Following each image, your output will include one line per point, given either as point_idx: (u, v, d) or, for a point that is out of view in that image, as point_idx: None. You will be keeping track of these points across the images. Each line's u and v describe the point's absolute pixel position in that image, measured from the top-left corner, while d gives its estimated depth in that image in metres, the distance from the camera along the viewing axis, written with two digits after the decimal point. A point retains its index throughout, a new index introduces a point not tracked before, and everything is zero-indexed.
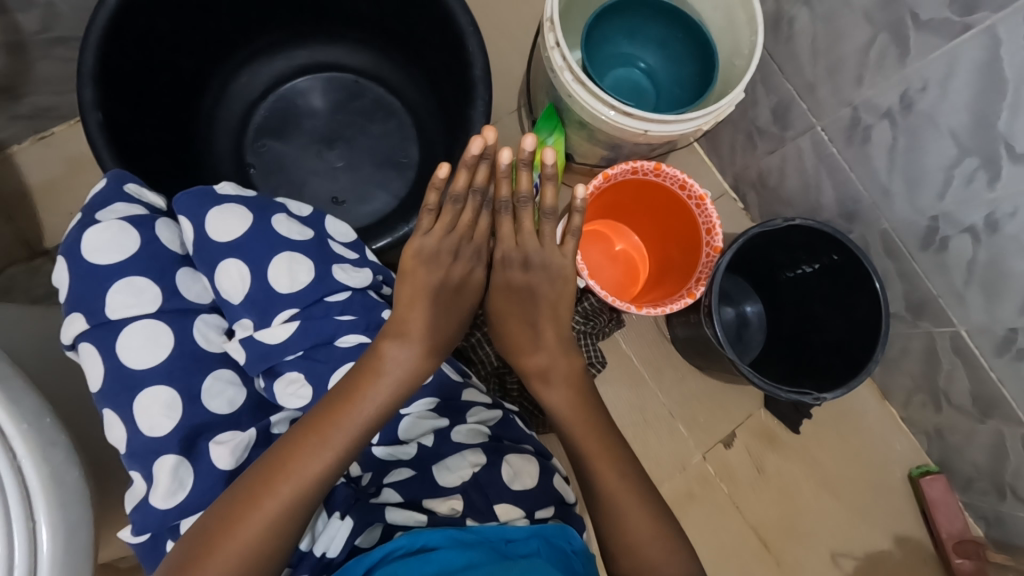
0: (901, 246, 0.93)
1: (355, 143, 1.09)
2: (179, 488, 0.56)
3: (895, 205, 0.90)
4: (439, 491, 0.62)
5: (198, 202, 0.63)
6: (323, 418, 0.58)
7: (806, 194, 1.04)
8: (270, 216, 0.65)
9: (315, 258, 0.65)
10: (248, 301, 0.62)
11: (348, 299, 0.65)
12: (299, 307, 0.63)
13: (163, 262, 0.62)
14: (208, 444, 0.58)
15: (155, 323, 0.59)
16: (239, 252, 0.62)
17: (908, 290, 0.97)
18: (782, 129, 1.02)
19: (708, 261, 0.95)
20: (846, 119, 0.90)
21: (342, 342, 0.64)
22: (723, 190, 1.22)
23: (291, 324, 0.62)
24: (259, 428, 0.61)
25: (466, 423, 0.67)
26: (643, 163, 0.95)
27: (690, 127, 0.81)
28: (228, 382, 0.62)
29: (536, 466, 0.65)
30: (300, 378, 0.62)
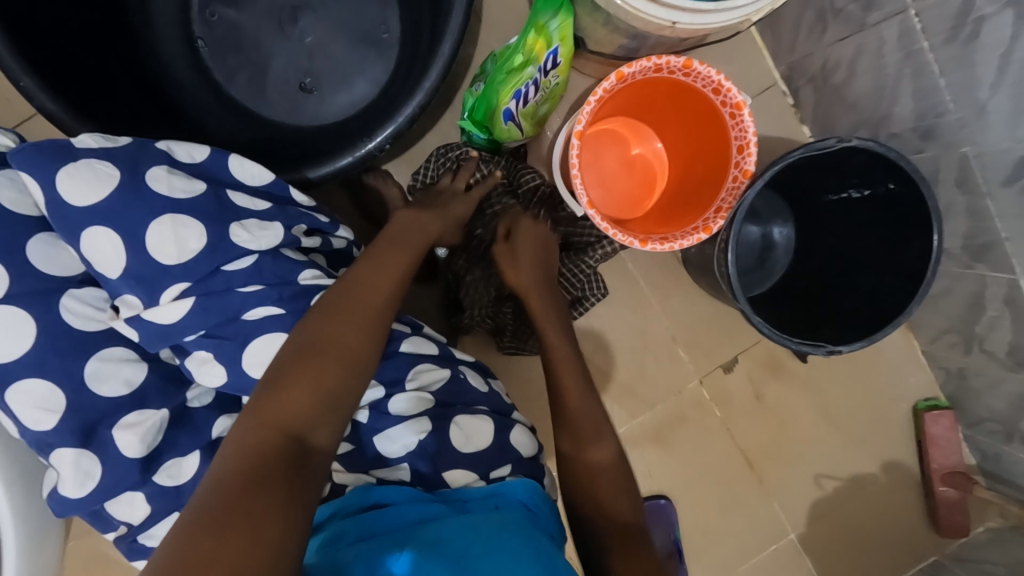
0: (979, 178, 0.76)
1: (322, 12, 0.89)
2: (88, 479, 0.48)
3: (988, 128, 0.71)
4: (386, 461, 0.56)
5: (43, 157, 0.47)
6: (334, 306, 0.52)
7: (876, 99, 0.83)
8: (143, 170, 0.49)
9: (207, 218, 0.50)
10: (129, 276, 0.48)
11: (254, 266, 0.51)
12: (192, 280, 0.49)
13: (9, 231, 0.49)
14: (113, 431, 0.49)
15: (9, 308, 0.47)
16: (107, 217, 0.47)
17: (973, 228, 0.82)
18: (864, 10, 0.78)
19: (733, 188, 0.79)
20: (956, 4, 0.67)
21: (252, 317, 0.51)
22: (773, 82, 0.99)
23: (184, 301, 0.49)
24: (173, 403, 0.52)
25: (405, 391, 0.59)
26: (670, 57, 0.76)
27: (737, 19, 0.62)
28: (122, 360, 0.51)
29: (490, 426, 0.59)
30: (211, 358, 0.51)
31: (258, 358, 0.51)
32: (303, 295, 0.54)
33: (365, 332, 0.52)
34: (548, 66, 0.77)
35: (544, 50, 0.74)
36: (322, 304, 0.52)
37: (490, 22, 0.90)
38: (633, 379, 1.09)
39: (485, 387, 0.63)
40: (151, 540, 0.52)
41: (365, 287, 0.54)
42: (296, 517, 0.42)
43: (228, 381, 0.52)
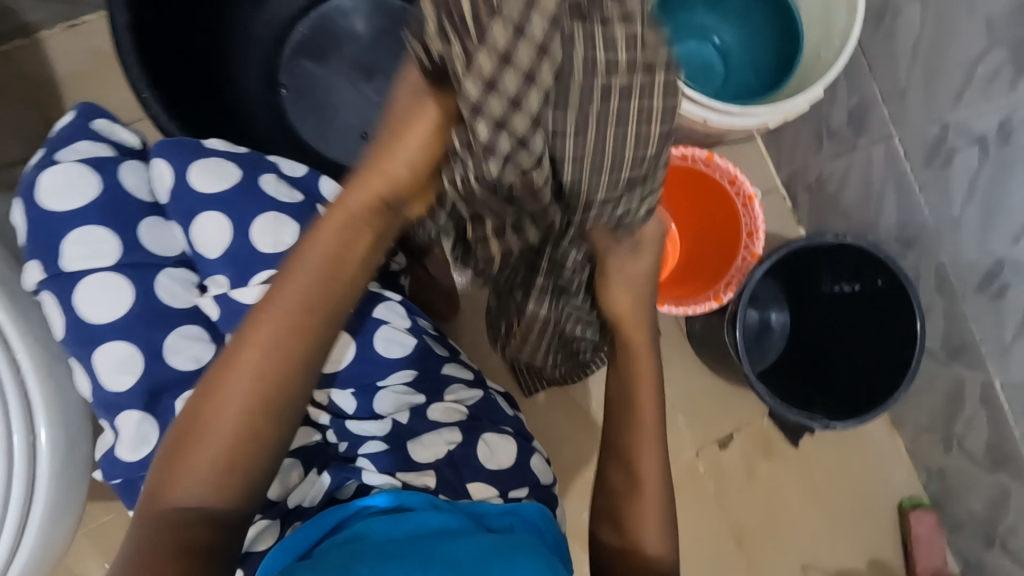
0: (955, 283, 0.87)
1: (394, 77, 1.02)
2: (143, 443, 0.54)
3: (962, 241, 0.83)
4: (412, 466, 0.56)
5: (175, 153, 0.56)
6: (223, 372, 0.48)
7: (864, 209, 0.96)
8: (258, 174, 0.57)
9: (303, 220, 0.57)
10: (227, 257, 0.54)
11: None
12: (279, 268, 0.55)
13: (126, 211, 0.57)
14: (175, 402, 0.55)
15: (114, 276, 0.55)
16: (221, 205, 0.55)
17: (950, 330, 0.91)
18: (855, 134, 0.92)
19: (743, 266, 0.89)
20: (931, 137, 0.81)
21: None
22: (773, 186, 1.13)
23: (269, 286, 0.55)
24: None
25: (443, 402, 0.61)
26: (695, 149, 0.89)
27: (755, 122, 0.74)
28: (195, 338, 0.57)
29: (514, 447, 0.60)
30: None
31: None
32: (369, 300, 0.62)
33: (262, 396, 0.48)
34: None
35: None
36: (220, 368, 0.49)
37: None
38: None
39: (512, 413, 0.65)
40: None
41: (260, 338, 0.48)
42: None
43: None
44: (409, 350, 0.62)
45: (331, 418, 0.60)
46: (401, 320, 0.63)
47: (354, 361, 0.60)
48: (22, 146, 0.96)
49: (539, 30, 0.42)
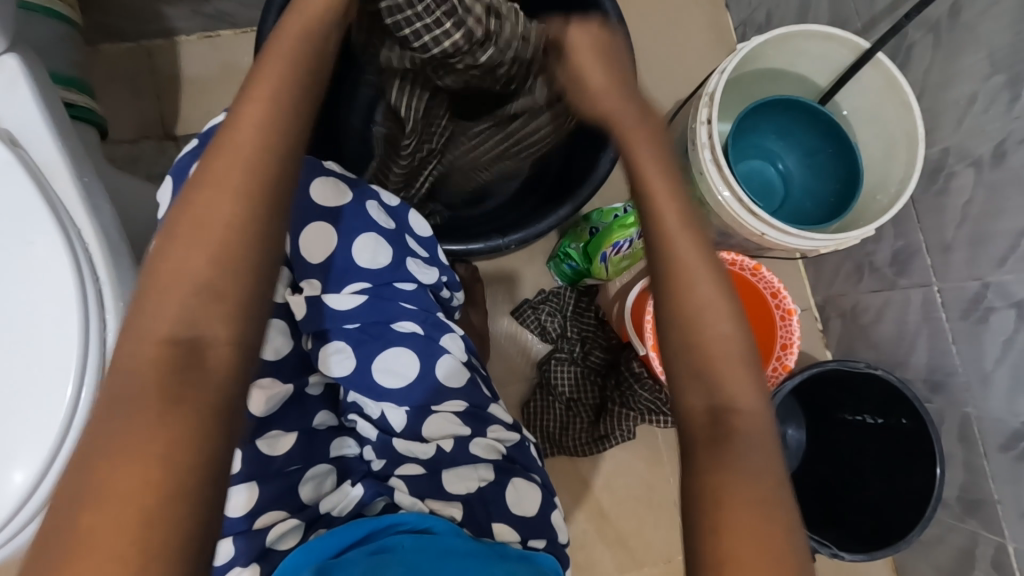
0: (979, 438, 0.88)
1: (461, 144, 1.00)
2: None
3: (989, 396, 0.85)
4: (444, 494, 0.58)
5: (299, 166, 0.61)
6: (204, 180, 0.44)
7: (895, 346, 1.00)
8: (365, 199, 0.63)
9: (395, 244, 0.62)
10: (327, 265, 0.60)
11: (413, 292, 0.62)
12: (370, 283, 0.60)
13: None
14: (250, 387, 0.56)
15: None
16: (332, 219, 0.60)
17: (969, 483, 0.91)
18: (896, 274, 0.97)
19: (773, 376, 0.92)
20: (971, 293, 0.84)
21: (402, 329, 0.60)
22: (808, 307, 1.18)
23: (359, 296, 0.60)
24: (296, 384, 0.60)
25: (485, 437, 0.62)
26: (743, 258, 0.93)
27: (810, 246, 0.80)
28: (279, 332, 0.60)
29: (538, 494, 0.62)
30: (347, 350, 0.59)
31: (387, 366, 0.60)
32: (439, 327, 0.63)
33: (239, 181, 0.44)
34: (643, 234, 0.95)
35: None
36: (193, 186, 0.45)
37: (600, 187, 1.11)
38: (631, 534, 1.07)
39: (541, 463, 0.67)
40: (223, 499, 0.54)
41: (250, 123, 0.45)
42: (172, 451, 0.38)
43: (350, 375, 0.59)
44: (465, 382, 0.63)
45: (380, 433, 0.61)
46: (461, 352, 0.64)
47: (412, 382, 0.60)
48: (135, 128, 1.06)
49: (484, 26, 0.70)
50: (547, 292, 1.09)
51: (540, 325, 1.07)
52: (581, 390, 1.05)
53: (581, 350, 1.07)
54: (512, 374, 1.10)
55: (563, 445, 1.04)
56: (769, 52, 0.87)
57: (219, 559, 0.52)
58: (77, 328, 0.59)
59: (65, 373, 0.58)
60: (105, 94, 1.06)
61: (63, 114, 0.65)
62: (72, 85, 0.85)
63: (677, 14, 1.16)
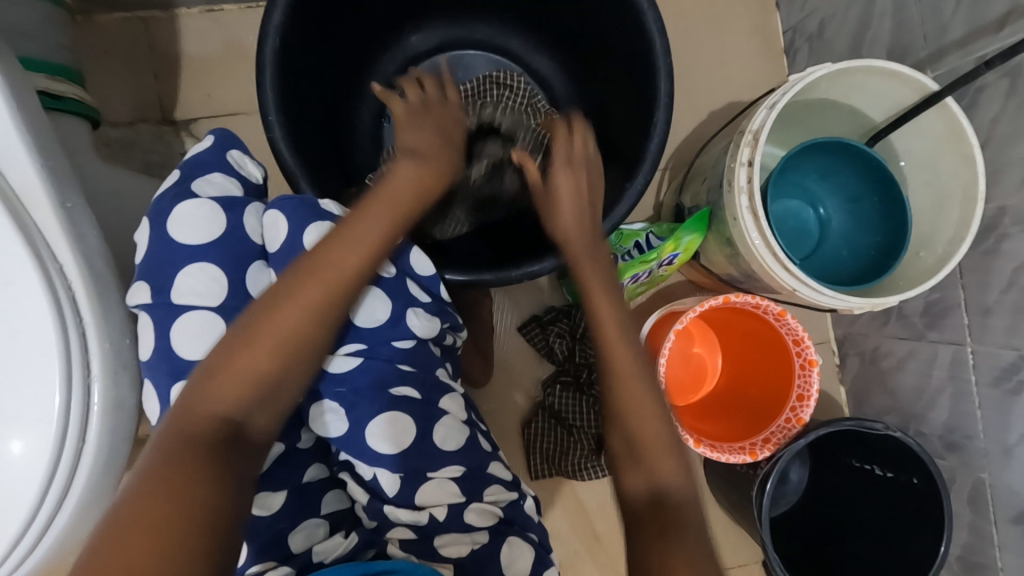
0: (990, 505, 0.85)
1: None
2: None
3: (1008, 469, 0.81)
4: (436, 556, 0.56)
5: (295, 209, 0.56)
6: (282, 298, 0.50)
7: (915, 397, 0.96)
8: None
9: (395, 298, 0.58)
10: None
11: (411, 349, 0.59)
12: (366, 343, 0.57)
13: (242, 254, 0.55)
14: None
15: (214, 318, 0.53)
16: None
17: (972, 544, 0.89)
18: (926, 326, 0.92)
19: (783, 429, 0.89)
20: (1006, 362, 0.79)
21: (398, 393, 0.57)
22: (826, 339, 1.14)
23: (354, 358, 0.56)
24: (287, 442, 0.58)
25: (481, 502, 0.58)
26: (769, 302, 0.88)
27: (842, 306, 0.74)
28: None
29: (532, 554, 0.58)
30: (340, 411, 0.56)
31: (380, 430, 0.55)
32: (437, 389, 0.60)
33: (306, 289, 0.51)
34: (664, 262, 0.91)
35: (671, 251, 0.89)
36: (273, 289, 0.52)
37: None
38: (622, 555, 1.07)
39: (538, 518, 0.64)
40: None
41: (347, 248, 0.53)
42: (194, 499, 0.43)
43: (343, 435, 0.56)
44: (463, 444, 0.59)
45: (370, 498, 0.57)
46: (461, 410, 0.62)
47: (406, 451, 0.56)
48: (131, 110, 0.99)
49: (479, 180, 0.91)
50: (556, 311, 1.05)
51: (547, 345, 1.04)
52: (584, 418, 1.02)
53: (587, 378, 1.03)
54: (513, 390, 1.07)
55: (561, 467, 1.02)
56: (817, 85, 0.80)
57: None
58: (57, 370, 0.55)
59: (48, 417, 0.55)
60: (98, 68, 0.99)
61: (42, 126, 0.59)
62: (60, 72, 0.78)
63: (722, 16, 1.06)
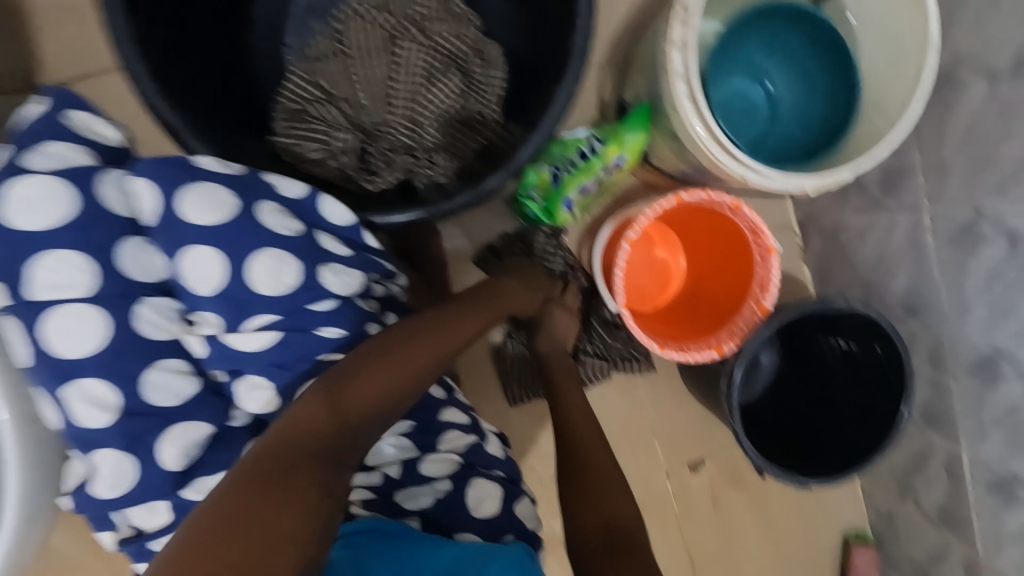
0: (949, 361, 0.87)
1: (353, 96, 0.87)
2: (123, 483, 0.48)
3: (965, 324, 0.82)
4: (401, 511, 0.57)
5: (165, 176, 0.50)
6: (399, 354, 0.53)
7: (876, 268, 0.95)
8: (256, 204, 0.52)
9: (303, 257, 0.53)
10: (221, 296, 0.50)
11: (333, 309, 0.54)
12: (279, 313, 0.52)
13: (105, 232, 0.49)
14: (156, 443, 0.49)
15: (90, 308, 0.48)
16: (213, 239, 0.50)
17: (932, 400, 0.92)
18: (884, 195, 0.90)
19: (749, 319, 0.88)
20: (963, 220, 0.78)
21: (327, 359, 0.54)
22: (788, 223, 1.12)
23: (267, 331, 0.51)
24: (219, 421, 0.52)
25: (436, 453, 0.59)
26: (722, 194, 0.85)
27: (793, 189, 0.70)
28: (178, 372, 0.51)
29: (500, 492, 0.59)
30: (267, 385, 0.52)
31: None
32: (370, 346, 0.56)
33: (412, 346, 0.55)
34: (611, 169, 0.86)
35: (614, 153, 0.84)
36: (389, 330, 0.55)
37: None
38: None
39: (504, 453, 0.64)
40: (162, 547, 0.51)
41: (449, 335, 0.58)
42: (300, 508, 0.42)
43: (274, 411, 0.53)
44: None
45: None
46: None
47: None
48: None
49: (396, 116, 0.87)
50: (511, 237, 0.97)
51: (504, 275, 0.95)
52: None
53: None
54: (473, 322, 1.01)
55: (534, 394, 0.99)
56: None
57: None
58: None
59: None
60: None
61: None
62: None
63: None
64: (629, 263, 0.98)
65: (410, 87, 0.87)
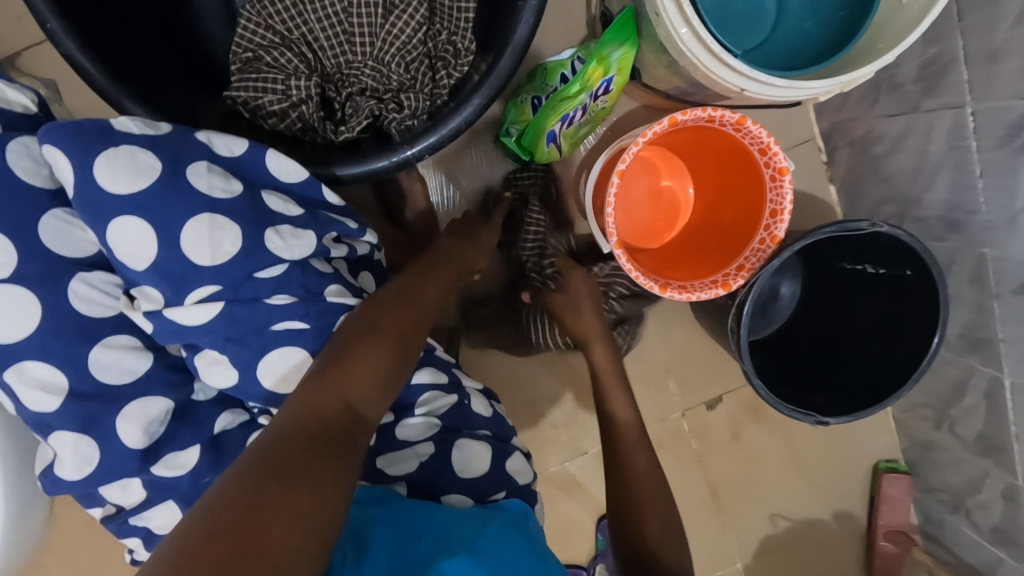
0: (993, 280, 0.77)
1: (310, 38, 0.80)
2: (86, 463, 0.46)
3: (1013, 237, 0.72)
4: (384, 478, 0.54)
5: (76, 137, 0.44)
6: (384, 311, 0.52)
7: (911, 180, 0.84)
8: (184, 165, 0.47)
9: (242, 221, 0.47)
10: (155, 270, 0.45)
11: (282, 276, 0.49)
12: (221, 284, 0.47)
13: (24, 205, 0.44)
14: (116, 420, 0.46)
15: (15, 290, 0.43)
16: (136, 205, 0.44)
17: (973, 322, 0.84)
18: (922, 93, 0.78)
19: (757, 252, 0.80)
20: (1014, 116, 0.66)
21: (281, 329, 0.49)
22: (812, 136, 0.99)
23: (211, 305, 0.47)
24: (178, 397, 0.49)
25: (414, 416, 0.56)
26: (725, 111, 0.75)
27: (803, 96, 0.60)
28: (127, 349, 0.47)
29: (489, 452, 0.57)
30: (225, 360, 0.48)
31: (274, 371, 0.49)
32: (328, 312, 0.51)
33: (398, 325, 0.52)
34: (598, 92, 0.76)
35: (600, 77, 0.73)
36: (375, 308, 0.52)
37: (545, 27, 0.85)
38: None
39: (491, 411, 0.61)
40: (143, 521, 0.50)
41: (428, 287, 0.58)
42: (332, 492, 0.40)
43: (237, 385, 0.49)
44: None
45: None
46: None
47: None
48: None
49: (361, 56, 0.79)
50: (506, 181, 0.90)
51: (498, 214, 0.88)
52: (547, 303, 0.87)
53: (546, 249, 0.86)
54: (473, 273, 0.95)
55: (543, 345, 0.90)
56: None
57: None
58: None
59: None
60: None
61: None
62: None
63: None
64: (625, 203, 0.91)
65: (369, 19, 0.78)
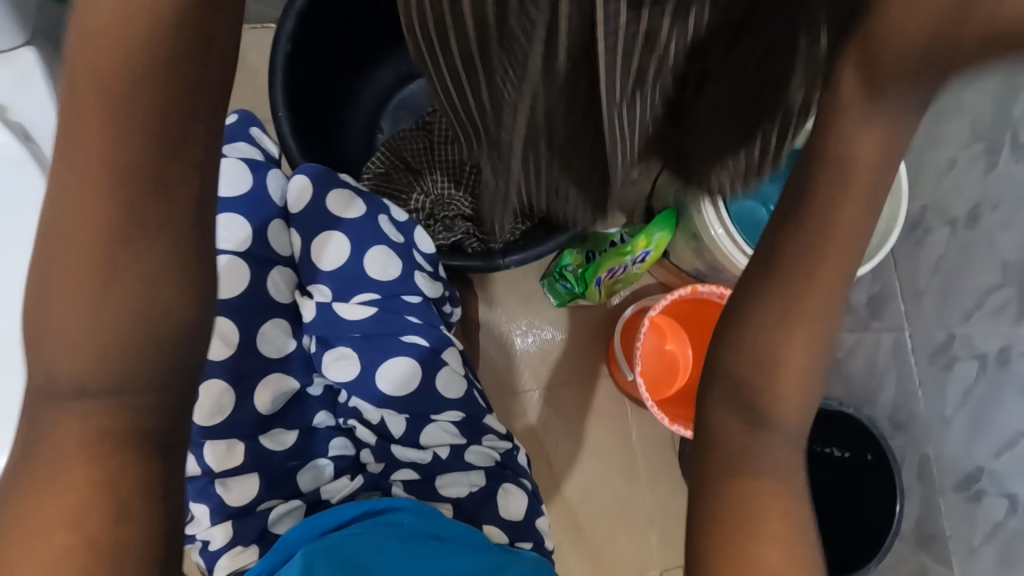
0: (936, 477, 0.92)
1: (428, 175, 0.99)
2: (218, 414, 0.56)
3: (947, 439, 0.89)
4: (437, 496, 0.61)
5: (319, 178, 0.63)
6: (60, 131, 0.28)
7: (866, 383, 1.05)
8: (378, 212, 0.65)
9: (405, 258, 0.64)
10: (338, 273, 0.63)
11: (418, 303, 0.64)
12: (380, 294, 0.63)
13: (263, 210, 0.62)
14: (257, 385, 0.59)
15: (237, 262, 0.60)
16: (342, 226, 0.63)
17: (924, 518, 0.95)
18: (871, 316, 1.02)
19: None
20: (938, 341, 0.89)
21: (408, 341, 0.63)
22: None
23: (368, 307, 0.63)
24: (301, 383, 0.62)
25: (481, 444, 0.64)
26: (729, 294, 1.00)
27: None
28: (282, 331, 0.62)
29: (527, 502, 0.63)
30: (352, 356, 0.62)
31: (389, 375, 0.63)
32: (443, 340, 0.65)
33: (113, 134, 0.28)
34: (638, 259, 0.97)
35: (643, 246, 0.95)
36: (66, 95, 0.28)
37: None
38: None
39: None
40: (221, 489, 0.56)
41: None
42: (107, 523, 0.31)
43: (353, 378, 0.62)
44: (463, 393, 0.65)
45: (377, 438, 0.63)
46: (461, 364, 0.65)
47: (415, 394, 0.63)
48: None
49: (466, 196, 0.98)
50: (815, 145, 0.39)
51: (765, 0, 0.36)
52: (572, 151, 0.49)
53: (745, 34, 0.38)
54: (503, 387, 1.08)
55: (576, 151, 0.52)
56: None
57: (220, 539, 0.55)
58: None
59: None
60: None
61: None
62: None
63: None
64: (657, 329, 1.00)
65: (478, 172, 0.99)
